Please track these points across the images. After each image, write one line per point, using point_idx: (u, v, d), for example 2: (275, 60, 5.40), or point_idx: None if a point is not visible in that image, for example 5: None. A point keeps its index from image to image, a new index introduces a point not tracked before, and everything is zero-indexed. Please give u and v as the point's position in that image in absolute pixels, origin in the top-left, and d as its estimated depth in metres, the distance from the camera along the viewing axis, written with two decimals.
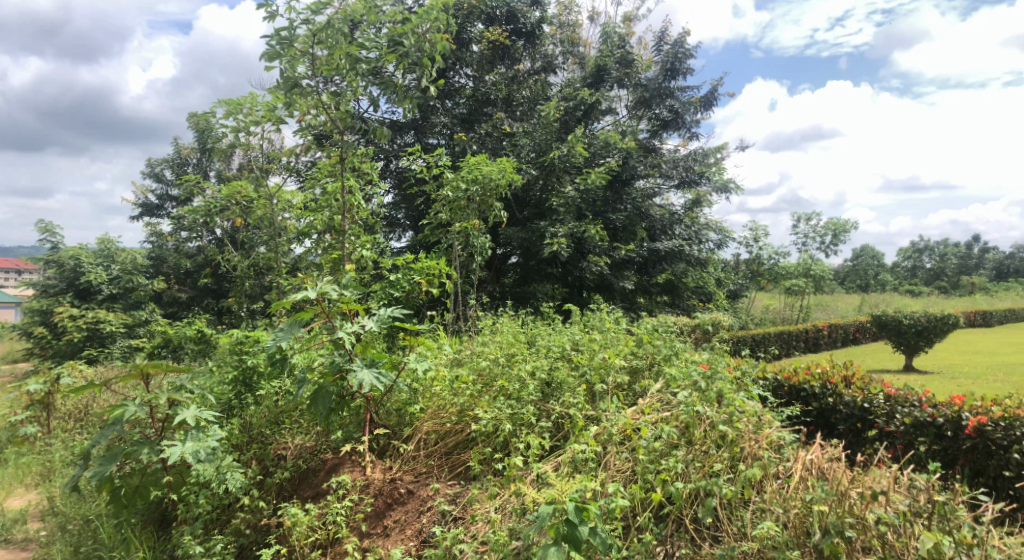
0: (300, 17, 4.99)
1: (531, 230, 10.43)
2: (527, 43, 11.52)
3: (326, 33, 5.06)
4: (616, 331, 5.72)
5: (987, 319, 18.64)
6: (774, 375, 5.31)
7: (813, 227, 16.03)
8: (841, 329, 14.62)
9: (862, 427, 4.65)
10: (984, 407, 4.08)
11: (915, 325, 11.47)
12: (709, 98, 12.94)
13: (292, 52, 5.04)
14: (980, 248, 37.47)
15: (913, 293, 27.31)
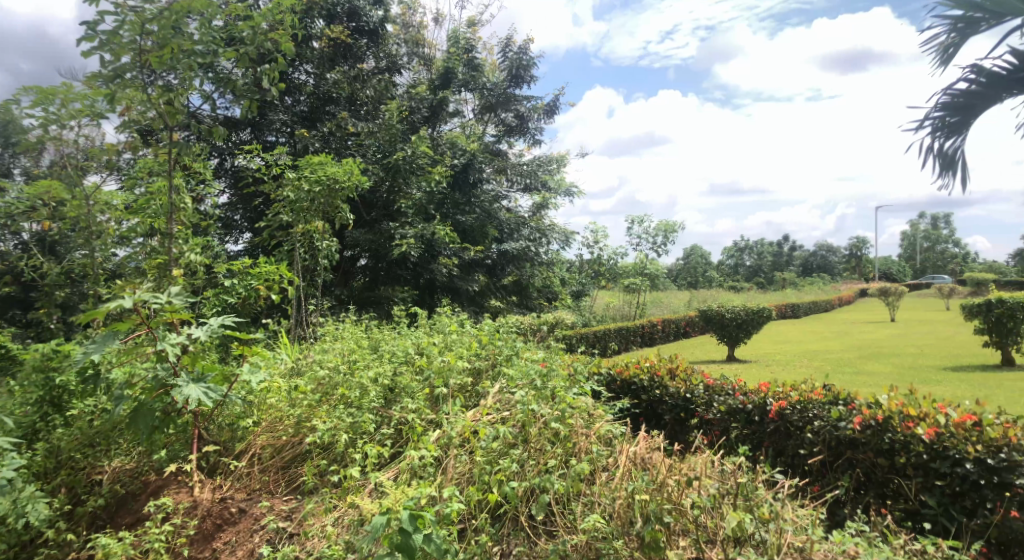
0: (128, 3, 4.58)
1: (378, 232, 10.28)
2: (371, 43, 11.41)
3: (160, 24, 4.64)
4: (458, 333, 5.77)
5: (794, 311, 20.79)
6: (608, 370, 5.60)
7: (647, 228, 17.05)
8: (673, 324, 15.69)
9: (685, 416, 5.00)
10: (784, 393, 4.49)
11: (736, 319, 12.53)
12: (552, 106, 13.40)
13: (117, 40, 4.59)
14: (791, 246, 41.60)
15: (736, 289, 29.91)
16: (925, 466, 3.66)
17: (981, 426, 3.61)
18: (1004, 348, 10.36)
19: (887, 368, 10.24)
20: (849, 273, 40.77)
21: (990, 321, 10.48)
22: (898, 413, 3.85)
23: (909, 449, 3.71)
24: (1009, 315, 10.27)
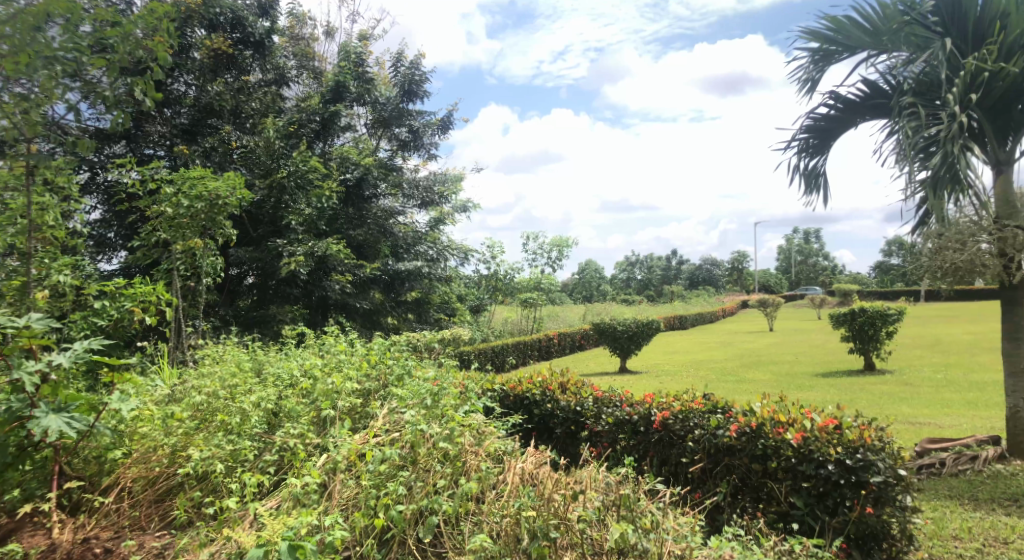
0: None
1: (266, 249, 9.98)
2: (256, 55, 11.10)
3: (14, 28, 4.29)
4: (347, 352, 5.62)
5: (682, 322, 21.69)
6: (500, 386, 5.61)
7: (543, 244, 17.33)
8: (568, 337, 15.97)
9: (576, 429, 5.07)
10: (667, 403, 4.64)
11: (627, 331, 12.91)
12: (446, 122, 13.41)
13: None
14: (679, 260, 43.43)
15: (628, 301, 30.89)
16: (793, 469, 3.87)
17: (841, 429, 3.87)
18: (867, 353, 11.19)
19: (765, 376, 10.83)
20: (732, 286, 43.05)
21: (854, 328, 11.31)
22: (769, 419, 4.07)
23: (779, 453, 3.91)
24: (870, 322, 11.13)
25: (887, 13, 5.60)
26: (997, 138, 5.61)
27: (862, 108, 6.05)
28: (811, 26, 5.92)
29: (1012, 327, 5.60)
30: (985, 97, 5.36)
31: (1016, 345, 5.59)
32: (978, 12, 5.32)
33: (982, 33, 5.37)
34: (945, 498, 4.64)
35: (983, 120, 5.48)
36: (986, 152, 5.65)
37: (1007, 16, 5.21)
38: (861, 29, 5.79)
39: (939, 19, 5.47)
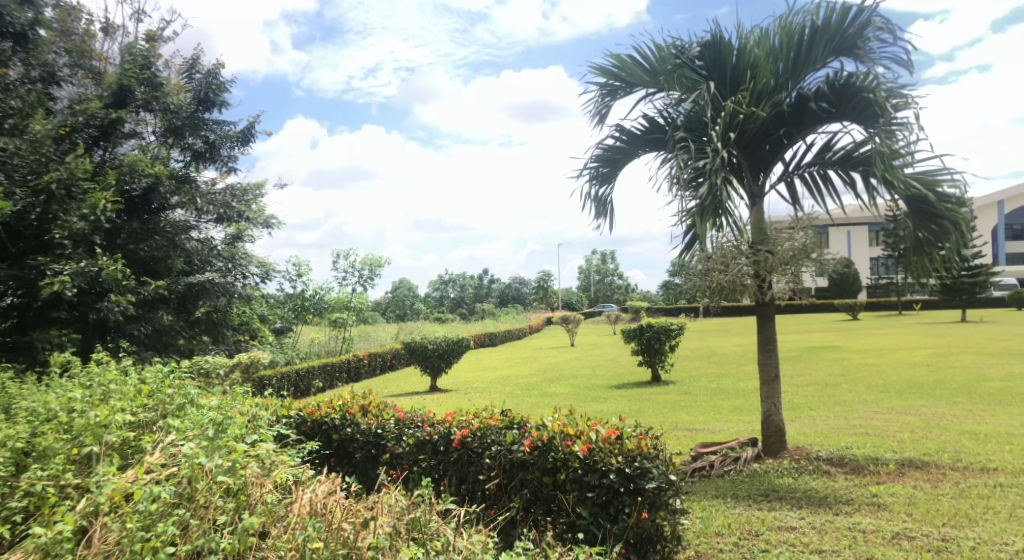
0: None
1: (26, 267, 8.84)
2: (18, 47, 9.86)
3: None
4: (121, 380, 5.05)
5: (492, 339, 22.20)
6: (297, 411, 5.35)
7: (352, 262, 16.96)
8: (378, 357, 15.69)
9: (376, 452, 4.94)
10: (466, 421, 4.67)
11: (437, 349, 12.93)
12: (247, 134, 12.73)
13: None
14: (490, 279, 44.51)
15: (440, 320, 31.10)
16: (579, 480, 4.06)
17: (622, 439, 4.12)
18: (654, 365, 12.13)
19: (566, 389, 11.35)
20: (540, 303, 44.94)
21: (643, 343, 12.21)
22: (559, 432, 4.24)
23: (568, 466, 4.10)
24: (657, 337, 12.08)
25: (662, 55, 6.18)
26: (751, 173, 6.35)
27: (643, 141, 6.60)
28: (599, 62, 6.36)
29: (766, 339, 6.38)
30: (741, 135, 6.05)
31: (770, 356, 6.33)
32: (734, 62, 6.06)
33: (738, 80, 6.11)
34: (711, 497, 5.12)
35: (741, 156, 6.17)
36: (743, 185, 6.36)
37: (756, 66, 5.97)
38: (641, 68, 6.33)
39: (704, 65, 6.12)
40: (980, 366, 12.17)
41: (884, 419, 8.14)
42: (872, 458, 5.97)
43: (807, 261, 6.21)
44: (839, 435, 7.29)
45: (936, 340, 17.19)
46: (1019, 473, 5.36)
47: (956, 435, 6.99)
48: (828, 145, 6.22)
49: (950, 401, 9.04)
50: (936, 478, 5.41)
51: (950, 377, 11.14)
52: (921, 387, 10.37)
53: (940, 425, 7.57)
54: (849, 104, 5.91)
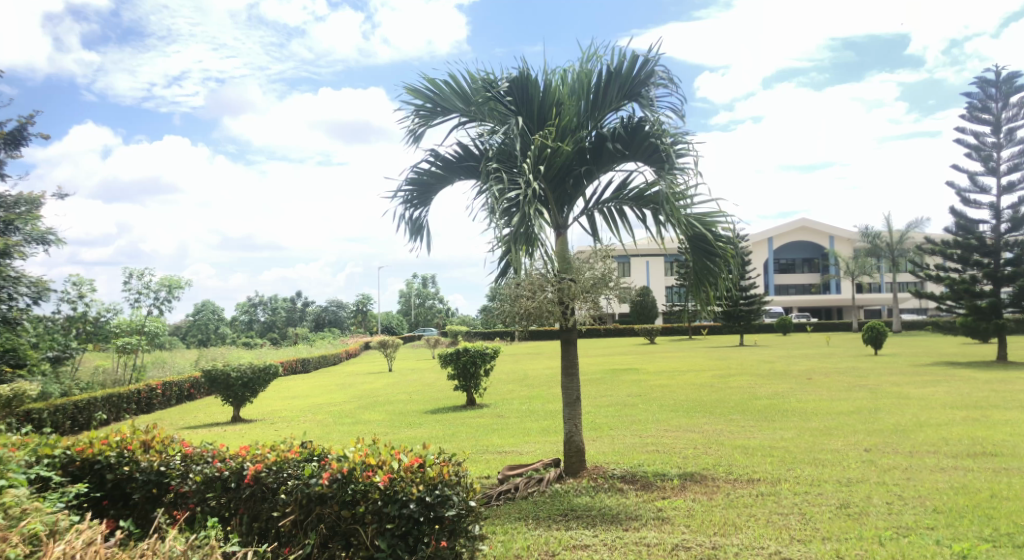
0: None
1: None
2: None
3: None
4: None
5: (304, 364, 21.28)
6: (63, 450, 4.70)
7: (146, 282, 15.52)
8: (173, 387, 14.41)
9: (158, 492, 4.48)
10: (262, 454, 4.38)
11: (241, 378, 12.12)
12: (19, 136, 11.26)
13: None
14: (304, 301, 42.76)
15: (247, 345, 29.30)
16: (379, 511, 3.96)
17: (425, 467, 4.09)
18: (468, 390, 12.25)
19: (379, 416, 11.13)
20: (356, 328, 43.88)
21: (459, 367, 12.28)
22: (360, 463, 4.11)
23: (367, 498, 3.98)
24: (472, 361, 12.23)
25: (476, 86, 6.31)
26: (556, 206, 6.66)
27: (457, 168, 6.70)
28: (413, 86, 6.36)
29: (569, 363, 6.65)
30: (548, 169, 6.34)
31: (572, 380, 6.62)
32: (540, 97, 6.32)
33: (544, 116, 6.39)
34: (513, 520, 5.23)
35: (548, 189, 6.46)
36: (549, 217, 6.65)
37: (561, 104, 6.28)
38: (455, 96, 6.43)
39: (513, 100, 6.35)
40: (753, 385, 13.63)
41: (672, 437, 8.83)
42: (659, 474, 6.44)
43: (606, 289, 6.61)
44: (633, 453, 7.79)
45: (718, 362, 19.04)
46: (778, 482, 6.03)
47: (730, 449, 7.74)
48: (624, 182, 6.70)
49: (728, 419, 10.02)
50: (712, 490, 5.94)
51: (729, 396, 12.37)
52: (705, 405, 11.39)
53: (718, 440, 8.35)
54: (640, 147, 6.42)
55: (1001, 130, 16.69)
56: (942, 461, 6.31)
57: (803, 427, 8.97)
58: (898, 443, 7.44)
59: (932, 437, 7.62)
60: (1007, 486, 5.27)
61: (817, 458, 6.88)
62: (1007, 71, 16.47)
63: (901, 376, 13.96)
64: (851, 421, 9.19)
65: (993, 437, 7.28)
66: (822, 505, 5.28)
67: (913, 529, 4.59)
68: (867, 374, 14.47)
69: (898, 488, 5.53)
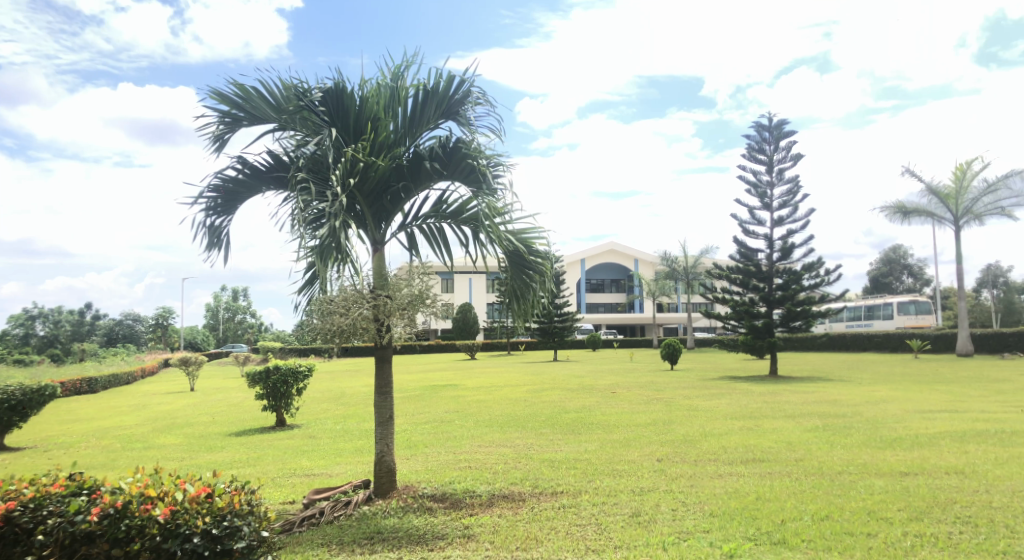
0: None
1: None
2: None
3: None
4: None
5: (90, 384, 19.12)
6: None
7: None
8: None
9: None
10: (16, 489, 3.76)
11: (8, 401, 10.60)
12: None
13: None
14: (93, 313, 38.55)
15: (20, 362, 25.83)
16: (157, 548, 3.63)
17: (213, 497, 3.79)
18: (278, 410, 11.63)
19: (176, 440, 10.24)
20: (156, 343, 40.32)
21: (268, 387, 11.63)
22: (137, 496, 3.73)
23: (143, 533, 3.62)
24: (283, 380, 11.63)
25: (287, 93, 6.06)
26: (374, 221, 6.55)
27: (266, 177, 6.38)
28: (219, 90, 5.97)
29: (382, 382, 6.53)
30: (362, 184, 6.23)
31: (386, 399, 6.51)
32: (356, 110, 6.20)
33: (360, 129, 6.28)
34: (316, 547, 5.02)
35: (362, 203, 6.33)
36: (366, 232, 6.53)
37: (377, 119, 6.21)
38: (266, 103, 6.12)
39: (327, 110, 6.16)
40: (563, 400, 14.25)
41: (484, 452, 8.97)
42: (468, 491, 6.50)
43: (422, 307, 6.57)
44: (445, 471, 7.81)
45: (533, 377, 19.71)
46: (578, 494, 6.32)
47: (538, 463, 8.00)
48: (441, 199, 6.73)
49: (538, 433, 10.38)
50: (517, 505, 6.10)
51: (540, 410, 12.83)
52: (518, 420, 11.71)
53: (527, 455, 8.61)
54: (456, 167, 6.49)
55: (773, 169, 18.93)
56: (721, 468, 6.97)
57: (605, 439, 9.51)
58: (685, 452, 8.11)
59: (714, 445, 8.39)
60: (770, 488, 5.92)
61: (615, 469, 7.31)
62: (778, 119, 18.74)
63: (692, 389, 15.28)
64: (647, 432, 9.89)
65: (762, 445, 8.16)
66: (616, 515, 5.61)
67: (692, 533, 5.00)
68: (664, 387, 15.70)
69: (682, 495, 6.01)
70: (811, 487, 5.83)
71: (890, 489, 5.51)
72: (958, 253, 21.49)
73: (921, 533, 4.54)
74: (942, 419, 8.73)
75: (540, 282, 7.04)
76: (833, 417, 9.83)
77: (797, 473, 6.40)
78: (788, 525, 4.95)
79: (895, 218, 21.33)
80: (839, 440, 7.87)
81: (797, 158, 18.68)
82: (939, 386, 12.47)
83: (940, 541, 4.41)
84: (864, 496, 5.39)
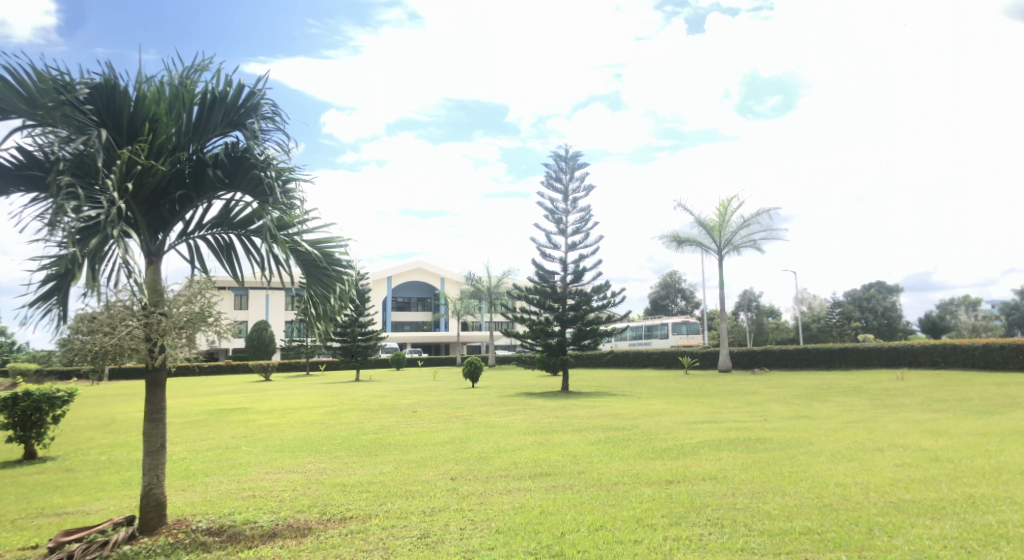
0: None
1: None
2: None
3: None
4: None
5: None
6: None
7: None
8: None
9: None
10: None
11: None
12: None
13: None
14: None
15: None
16: None
17: None
18: (27, 442, 10.14)
19: None
20: None
21: (16, 415, 10.11)
22: None
23: None
24: (36, 408, 10.18)
25: (44, 85, 5.37)
26: (148, 230, 5.98)
27: (15, 176, 5.58)
28: None
29: (154, 407, 5.93)
30: (137, 190, 5.70)
31: (156, 426, 5.90)
32: (130, 110, 5.67)
33: (135, 130, 5.75)
34: None
35: (133, 210, 5.76)
36: (139, 243, 5.94)
37: (156, 121, 5.72)
38: (16, 94, 5.36)
39: (93, 108, 5.56)
40: (361, 421, 13.92)
41: (271, 479, 8.49)
42: (248, 522, 6.11)
43: (204, 325, 6.07)
44: (226, 501, 7.28)
45: (330, 398, 19.06)
46: (367, 518, 6.18)
47: (329, 488, 7.72)
48: (227, 208, 6.30)
49: (332, 456, 10.04)
50: (302, 534, 5.84)
51: (336, 433, 12.43)
52: (311, 444, 11.24)
53: (318, 480, 8.28)
54: (244, 177, 6.12)
55: (569, 198, 20.08)
56: (510, 484, 7.17)
57: (401, 460, 9.42)
58: (478, 469, 8.26)
59: (505, 462, 8.63)
60: (553, 502, 6.19)
61: (407, 490, 7.26)
62: (573, 150, 19.95)
63: (489, 406, 15.67)
64: (443, 450, 9.94)
65: (550, 459, 8.54)
66: (404, 537, 5.56)
67: (477, 551, 5.08)
68: (463, 405, 15.93)
69: (471, 513, 6.10)
70: (589, 499, 6.19)
71: (656, 497, 6.00)
72: (722, 280, 24.18)
73: (678, 537, 4.98)
74: (704, 429, 9.72)
75: (341, 290, 6.72)
76: (614, 430, 10.55)
77: (578, 486, 6.76)
78: (566, 537, 5.21)
79: (671, 246, 23.55)
80: (617, 452, 8.45)
81: (589, 189, 19.99)
82: (704, 399, 13.88)
83: (693, 543, 4.86)
84: (634, 504, 5.83)
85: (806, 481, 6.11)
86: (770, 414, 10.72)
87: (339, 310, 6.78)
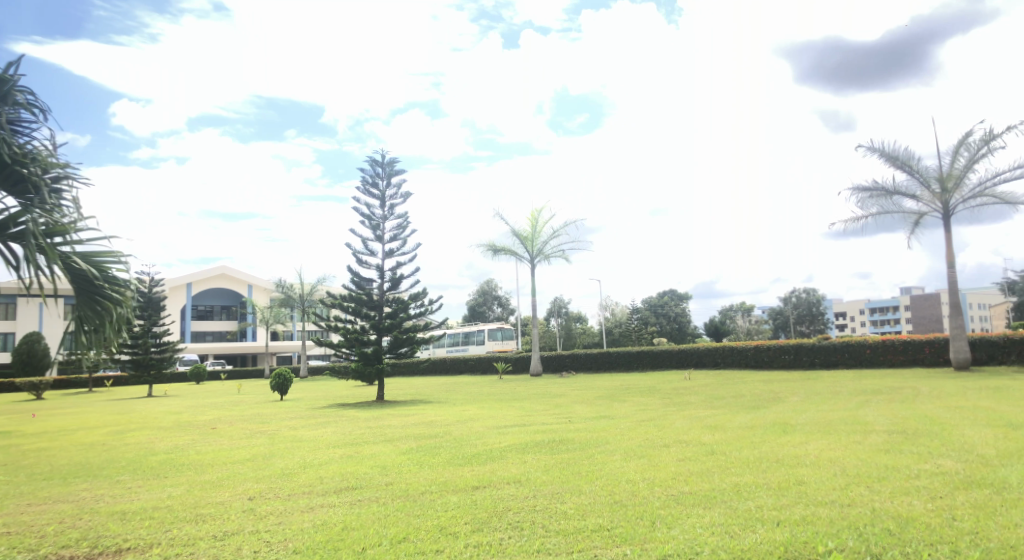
0: None
1: None
2: None
3: None
4: None
5: None
6: None
7: None
8: None
9: None
10: None
11: None
12: None
13: None
14: None
15: None
16: None
17: None
18: None
19: None
20: None
21: None
22: None
23: None
24: None
25: None
26: None
27: None
28: None
29: None
30: None
31: None
32: None
33: None
34: None
35: None
36: None
37: None
38: None
39: None
40: (150, 440, 12.70)
41: (33, 512, 7.45)
42: None
43: None
44: None
45: (116, 417, 17.21)
46: (146, 549, 5.61)
47: (104, 518, 6.92)
48: None
49: (113, 481, 9.04)
50: None
51: (119, 455, 11.22)
52: (87, 469, 10.05)
53: (92, 509, 7.40)
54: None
55: (386, 204, 19.81)
56: (312, 501, 6.86)
57: (193, 481, 8.68)
58: (280, 487, 7.82)
59: (309, 477, 8.26)
60: (356, 517, 6.00)
61: (198, 514, 6.70)
62: (390, 156, 19.73)
63: (298, 419, 14.98)
64: (243, 469, 9.32)
65: (357, 472, 8.29)
66: None
67: None
68: (268, 420, 15.07)
69: (267, 535, 5.75)
70: (395, 511, 6.07)
71: (461, 504, 6.03)
72: (533, 288, 25.10)
73: (479, 543, 5.03)
74: (512, 433, 9.97)
75: (117, 313, 6.06)
76: (426, 438, 10.50)
77: (384, 498, 6.62)
78: (367, 553, 5.06)
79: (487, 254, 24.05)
80: (426, 461, 8.40)
81: (406, 196, 19.84)
82: (515, 404, 14.26)
83: (493, 548, 4.93)
84: (439, 513, 5.80)
85: (601, 479, 6.44)
86: (574, 416, 11.23)
87: (115, 335, 6.10)
